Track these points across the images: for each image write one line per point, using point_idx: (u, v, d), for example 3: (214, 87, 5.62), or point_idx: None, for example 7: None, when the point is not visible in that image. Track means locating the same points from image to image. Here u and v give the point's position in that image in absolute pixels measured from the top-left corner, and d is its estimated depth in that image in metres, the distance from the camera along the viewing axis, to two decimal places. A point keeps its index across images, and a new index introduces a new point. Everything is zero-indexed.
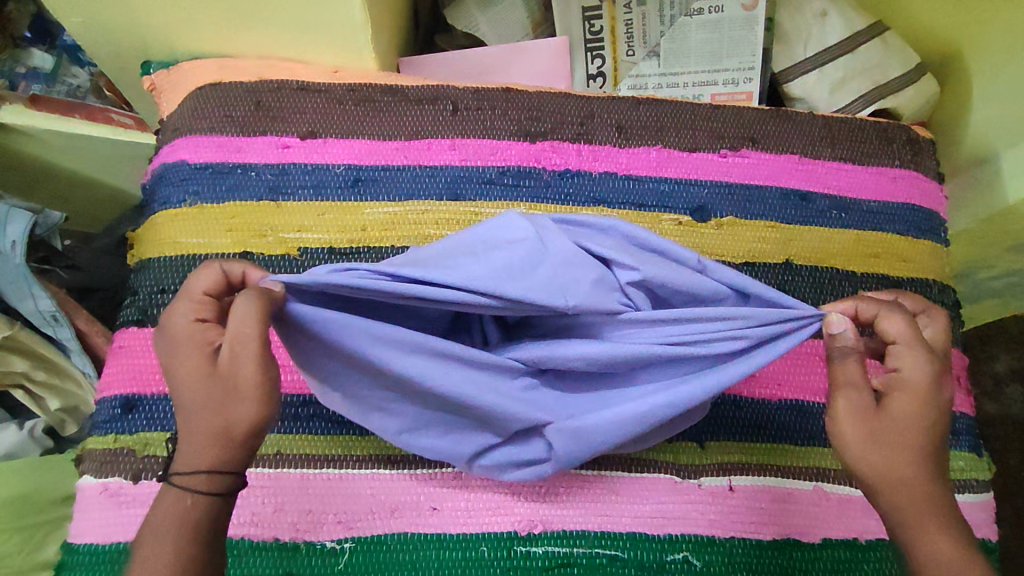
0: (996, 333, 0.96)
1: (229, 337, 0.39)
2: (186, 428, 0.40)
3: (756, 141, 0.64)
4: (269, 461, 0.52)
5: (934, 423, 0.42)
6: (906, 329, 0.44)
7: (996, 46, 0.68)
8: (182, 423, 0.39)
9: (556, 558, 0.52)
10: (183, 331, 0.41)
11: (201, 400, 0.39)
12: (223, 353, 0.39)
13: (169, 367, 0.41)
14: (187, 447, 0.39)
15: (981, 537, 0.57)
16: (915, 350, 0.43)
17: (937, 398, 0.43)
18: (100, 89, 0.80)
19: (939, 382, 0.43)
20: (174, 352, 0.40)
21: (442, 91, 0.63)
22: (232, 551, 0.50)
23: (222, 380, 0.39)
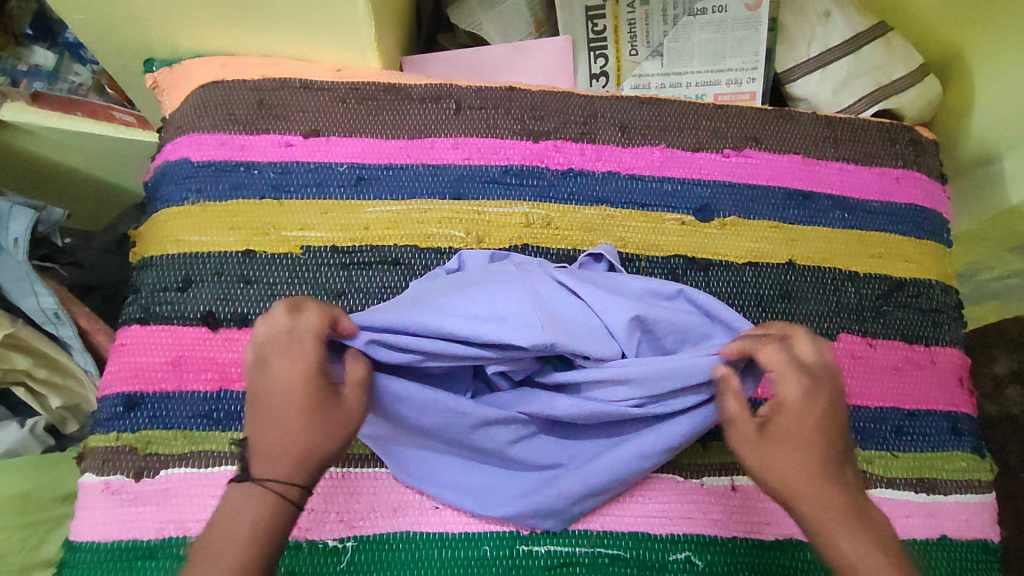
0: (995, 334, 0.97)
1: (351, 385, 0.44)
2: (284, 444, 0.40)
3: (759, 141, 0.64)
4: (354, 462, 0.52)
5: (819, 436, 0.42)
6: (784, 353, 0.44)
7: (1000, 45, 0.68)
8: (288, 439, 0.40)
9: (557, 557, 0.51)
10: (315, 364, 0.42)
11: (321, 425, 0.41)
12: (346, 394, 0.43)
13: (286, 391, 0.41)
14: (290, 465, 0.40)
15: (982, 537, 0.56)
16: (787, 374, 0.44)
17: (813, 412, 0.43)
18: (102, 87, 0.80)
19: (815, 397, 0.43)
20: (298, 381, 0.41)
21: (446, 90, 0.63)
22: (291, 552, 0.50)
23: (343, 414, 0.42)
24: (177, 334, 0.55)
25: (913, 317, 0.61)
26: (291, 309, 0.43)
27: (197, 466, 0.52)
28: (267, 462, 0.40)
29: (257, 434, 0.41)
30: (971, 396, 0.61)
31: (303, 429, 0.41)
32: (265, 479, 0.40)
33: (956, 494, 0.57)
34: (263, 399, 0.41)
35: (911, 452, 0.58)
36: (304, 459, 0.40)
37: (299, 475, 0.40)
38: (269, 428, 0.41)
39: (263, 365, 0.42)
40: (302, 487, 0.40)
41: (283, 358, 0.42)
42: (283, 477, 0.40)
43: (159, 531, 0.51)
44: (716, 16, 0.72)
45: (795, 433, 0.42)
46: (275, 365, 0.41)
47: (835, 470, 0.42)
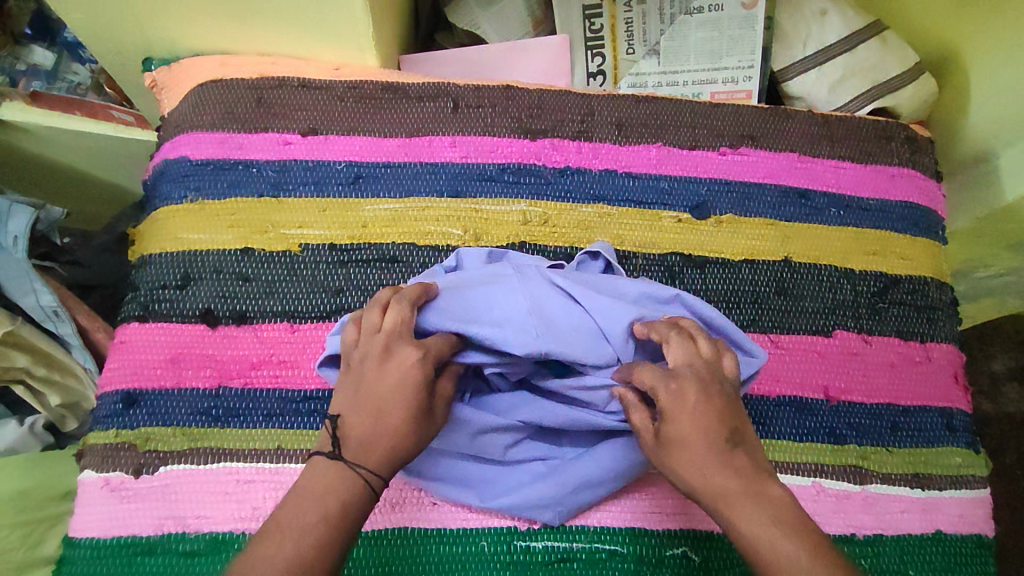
0: (993, 332, 0.97)
1: (441, 402, 0.45)
2: (377, 433, 0.42)
3: (755, 139, 0.64)
4: (270, 456, 0.52)
5: (696, 432, 0.41)
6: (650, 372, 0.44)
7: (995, 44, 0.69)
8: (381, 431, 0.42)
9: (556, 552, 0.52)
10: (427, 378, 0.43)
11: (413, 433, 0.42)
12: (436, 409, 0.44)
13: (397, 388, 0.42)
14: (379, 457, 0.42)
15: (978, 532, 0.57)
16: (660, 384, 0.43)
17: (687, 410, 0.41)
18: (100, 86, 0.80)
19: (683, 393, 0.42)
20: (409, 384, 0.42)
21: (443, 88, 0.63)
22: (362, 542, 0.51)
23: (433, 428, 0.44)
24: (176, 332, 0.56)
25: (909, 314, 0.62)
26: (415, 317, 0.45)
27: (197, 463, 0.52)
28: (359, 450, 0.42)
29: (355, 422, 0.42)
30: (966, 392, 0.62)
31: (397, 431, 0.42)
32: (356, 466, 0.41)
33: (951, 489, 0.58)
34: (370, 389, 0.42)
35: (906, 447, 0.58)
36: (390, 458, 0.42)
37: (384, 469, 0.42)
38: (368, 415, 0.42)
39: (381, 356, 0.43)
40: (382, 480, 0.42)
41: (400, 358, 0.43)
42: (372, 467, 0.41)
43: (158, 527, 0.51)
44: (713, 15, 0.72)
45: (681, 438, 0.41)
46: (393, 364, 0.43)
47: (722, 458, 0.41)
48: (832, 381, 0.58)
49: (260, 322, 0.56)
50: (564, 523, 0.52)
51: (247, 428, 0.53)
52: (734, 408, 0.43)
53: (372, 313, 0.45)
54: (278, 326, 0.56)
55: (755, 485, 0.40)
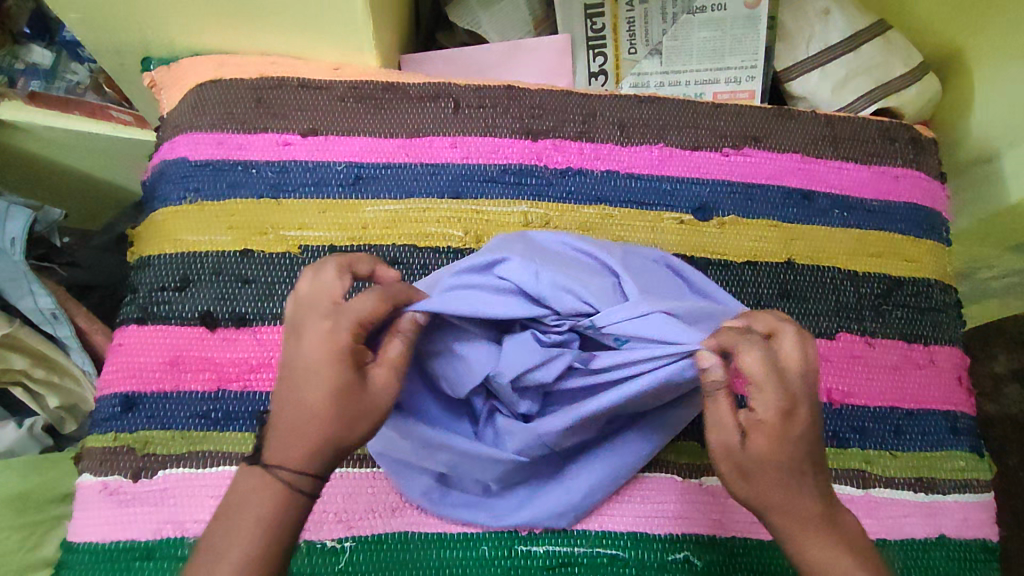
0: (996, 333, 0.97)
1: (385, 367, 0.41)
2: (299, 423, 0.38)
3: (758, 140, 0.64)
4: None
5: (792, 458, 0.39)
6: (763, 361, 0.38)
7: (999, 43, 0.68)
8: (302, 420, 0.38)
9: (556, 557, 0.51)
10: (345, 345, 0.39)
11: (340, 415, 0.38)
12: (375, 377, 0.40)
13: (315, 367, 0.38)
14: (306, 450, 0.38)
15: (981, 536, 0.56)
16: (770, 391, 0.38)
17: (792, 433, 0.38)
18: (99, 86, 0.79)
19: (797, 410, 0.39)
20: (324, 356, 0.38)
21: (444, 88, 0.63)
22: (361, 546, 0.51)
23: (369, 404, 0.39)
24: (174, 335, 0.55)
25: (913, 316, 0.61)
26: (347, 279, 0.42)
27: (196, 467, 0.52)
28: (279, 446, 0.38)
29: (280, 410, 0.39)
30: (971, 396, 0.61)
31: (322, 416, 0.38)
32: (277, 467, 0.37)
33: (955, 493, 0.57)
34: (292, 370, 0.39)
35: (909, 451, 0.57)
36: (321, 449, 0.38)
37: (315, 464, 0.38)
38: (289, 404, 0.38)
39: (300, 331, 0.40)
40: (316, 477, 0.38)
41: (316, 330, 0.39)
42: (294, 464, 0.37)
43: (157, 531, 0.51)
44: (715, 14, 0.72)
45: (769, 456, 0.39)
46: (307, 337, 0.39)
47: (808, 485, 0.39)
48: (836, 384, 0.58)
49: (259, 323, 0.56)
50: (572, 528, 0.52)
51: (248, 431, 0.53)
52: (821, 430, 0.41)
53: (306, 281, 0.42)
54: (278, 328, 0.56)
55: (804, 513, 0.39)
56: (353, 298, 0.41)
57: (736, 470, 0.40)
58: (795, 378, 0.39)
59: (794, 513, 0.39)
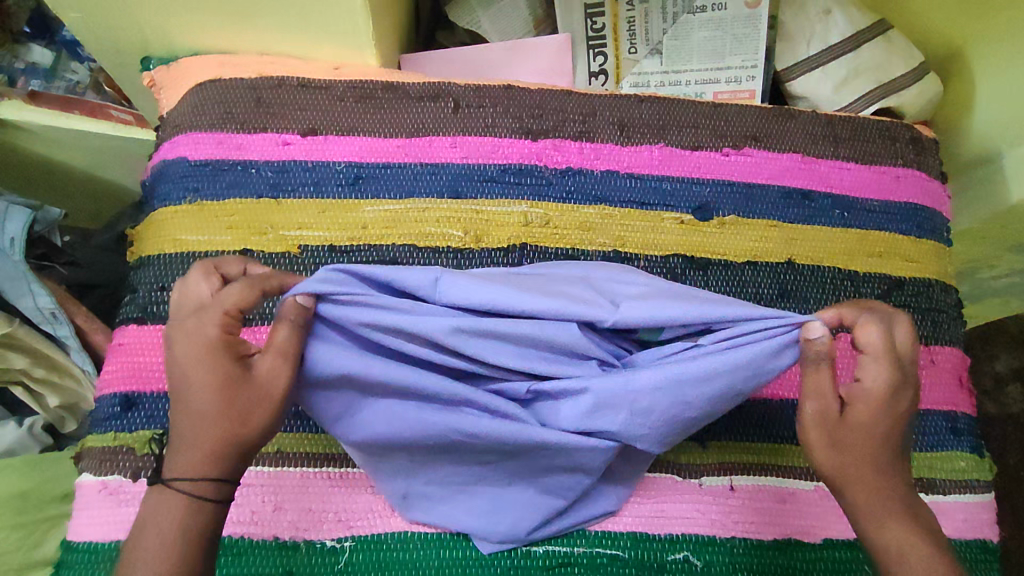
0: (996, 332, 0.96)
1: (273, 350, 0.40)
2: (193, 430, 0.39)
3: (759, 140, 0.64)
4: (269, 459, 0.52)
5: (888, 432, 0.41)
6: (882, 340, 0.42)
7: (1001, 43, 0.68)
8: (195, 427, 0.39)
9: (556, 557, 0.51)
10: (217, 341, 0.40)
11: (231, 411, 0.39)
12: (259, 366, 0.40)
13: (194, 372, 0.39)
14: (202, 458, 0.39)
15: (981, 536, 0.56)
16: (883, 362, 0.42)
17: (891, 410, 0.42)
18: (99, 85, 0.79)
19: (902, 389, 0.42)
20: (202, 354, 0.39)
21: (444, 88, 0.63)
22: (362, 546, 0.51)
23: (258, 393, 0.39)
24: None
25: (913, 316, 0.61)
26: (214, 280, 0.42)
27: None
28: (175, 457, 0.39)
29: (175, 425, 0.40)
30: (971, 396, 0.61)
31: (210, 417, 0.39)
32: (172, 480, 0.38)
33: (955, 494, 0.57)
34: (178, 384, 0.39)
35: (909, 451, 0.57)
36: (219, 451, 0.39)
37: (211, 468, 0.39)
38: (180, 416, 0.39)
39: (172, 340, 0.40)
40: (213, 481, 0.38)
41: (185, 331, 0.40)
42: (193, 472, 0.38)
43: None
44: (716, 14, 0.72)
45: (864, 425, 0.41)
46: (180, 343, 0.40)
47: (896, 463, 0.42)
48: None
49: (256, 323, 0.55)
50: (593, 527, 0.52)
51: None
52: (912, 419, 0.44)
53: (195, 287, 0.42)
54: None
55: None
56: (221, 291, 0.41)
57: (827, 435, 0.42)
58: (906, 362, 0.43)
59: (875, 489, 0.41)
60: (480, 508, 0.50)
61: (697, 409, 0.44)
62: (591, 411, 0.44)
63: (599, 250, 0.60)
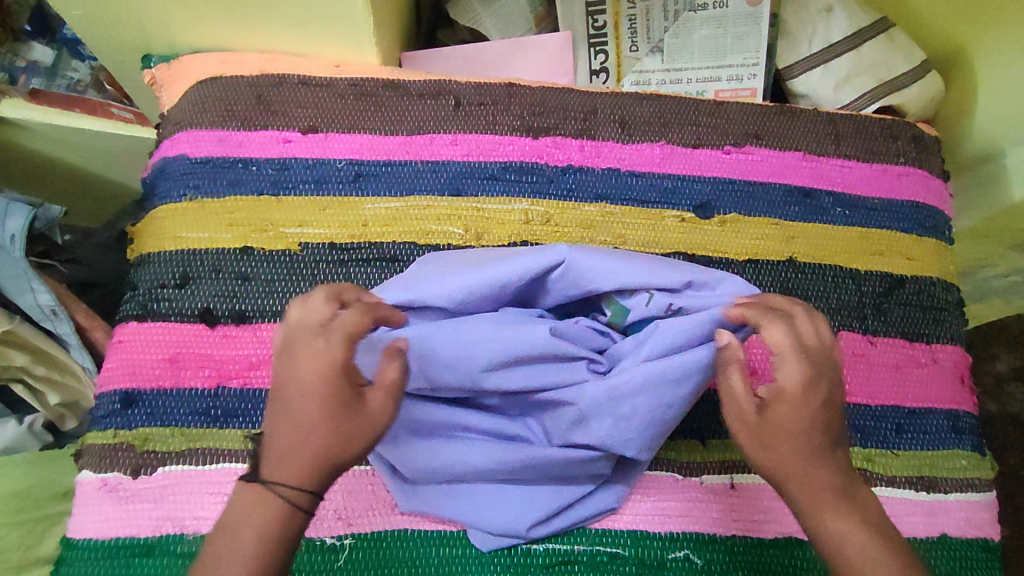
0: (997, 332, 0.96)
1: (380, 387, 0.40)
2: (299, 441, 0.38)
3: (760, 138, 0.64)
4: None
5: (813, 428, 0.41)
6: (788, 339, 0.42)
7: (1004, 42, 0.68)
8: (302, 439, 0.38)
9: (557, 555, 0.51)
10: (338, 364, 0.39)
11: (336, 434, 0.38)
12: (370, 398, 0.39)
13: (308, 387, 0.39)
14: (301, 471, 0.38)
15: (983, 535, 0.56)
16: (793, 360, 0.41)
17: (812, 404, 0.41)
18: (100, 84, 0.79)
19: (819, 384, 0.41)
20: (320, 371, 0.39)
21: (445, 86, 0.63)
22: (362, 543, 0.51)
23: (364, 425, 0.39)
24: (175, 331, 0.55)
25: (914, 315, 0.61)
26: (334, 304, 0.42)
27: (196, 464, 0.52)
28: (273, 463, 0.38)
29: (272, 430, 0.39)
30: (973, 394, 0.61)
31: (318, 434, 0.38)
32: (273, 485, 0.38)
33: (957, 492, 0.57)
34: (289, 394, 0.39)
35: (910, 450, 0.57)
36: (315, 468, 0.38)
37: (308, 482, 0.38)
38: (284, 424, 0.39)
39: (288, 351, 0.40)
40: (308, 493, 0.38)
41: (308, 345, 0.40)
42: (290, 482, 0.38)
43: (157, 528, 0.51)
44: (718, 11, 0.72)
45: (785, 424, 0.41)
46: (300, 355, 0.40)
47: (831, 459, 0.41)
48: None
49: (258, 320, 0.56)
50: (595, 525, 0.52)
51: (246, 428, 0.53)
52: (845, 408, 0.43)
53: (308, 303, 0.42)
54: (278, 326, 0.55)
55: (849, 496, 0.40)
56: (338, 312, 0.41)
57: (752, 437, 0.41)
58: (824, 355, 0.42)
59: (823, 488, 0.40)
60: (480, 510, 0.50)
61: (679, 412, 0.48)
62: (577, 421, 0.48)
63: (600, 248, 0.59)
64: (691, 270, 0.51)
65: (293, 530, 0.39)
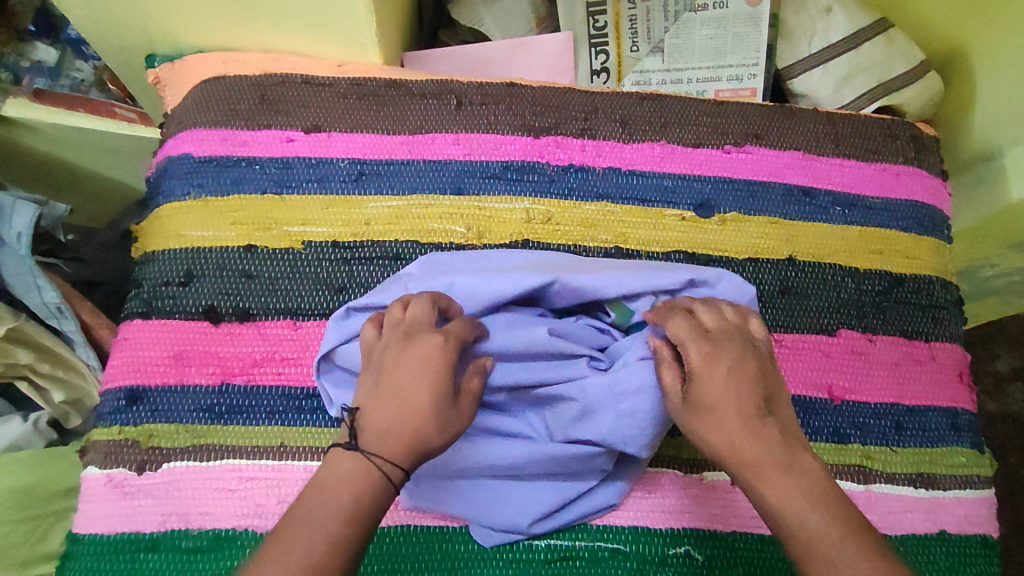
0: (996, 333, 0.97)
1: (468, 391, 0.44)
2: (400, 420, 0.42)
3: (760, 137, 0.64)
4: (274, 453, 0.53)
5: (730, 398, 0.43)
6: (687, 326, 0.46)
7: (1002, 41, 0.68)
8: (405, 418, 0.42)
9: (558, 551, 0.52)
10: (446, 362, 0.43)
11: (434, 419, 0.42)
12: (462, 397, 0.43)
13: (417, 375, 0.43)
14: (399, 447, 0.41)
15: (981, 532, 0.57)
16: (693, 343, 0.45)
17: (718, 375, 0.43)
18: (104, 84, 0.80)
19: (719, 357, 0.44)
20: (428, 365, 0.43)
21: (448, 86, 0.63)
22: None
23: (459, 421, 0.43)
24: (179, 329, 0.56)
25: (912, 313, 0.61)
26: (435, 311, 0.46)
27: (200, 460, 0.52)
28: (377, 436, 0.41)
29: (373, 408, 0.42)
30: (971, 392, 0.61)
31: (420, 417, 0.42)
32: (374, 456, 0.41)
33: (955, 489, 0.57)
34: (397, 378, 0.43)
35: (909, 446, 0.58)
36: (412, 448, 0.41)
37: (404, 460, 0.41)
38: (389, 404, 0.42)
39: (402, 341, 0.44)
40: (402, 470, 0.41)
41: (421, 338, 0.44)
42: (390, 456, 0.41)
43: (161, 524, 0.51)
44: (717, 12, 0.72)
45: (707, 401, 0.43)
46: (413, 346, 0.44)
47: (759, 427, 0.42)
48: (836, 380, 0.58)
49: (262, 318, 0.56)
50: (597, 522, 0.52)
51: (251, 425, 0.53)
52: (768, 376, 0.45)
53: (397, 308, 0.47)
54: (281, 324, 0.56)
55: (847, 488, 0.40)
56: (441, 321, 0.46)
57: (688, 424, 0.44)
58: (720, 332, 0.46)
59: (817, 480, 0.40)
60: (483, 504, 0.51)
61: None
62: (579, 417, 0.49)
63: (600, 246, 0.60)
64: (689, 273, 0.52)
65: (376, 508, 0.40)
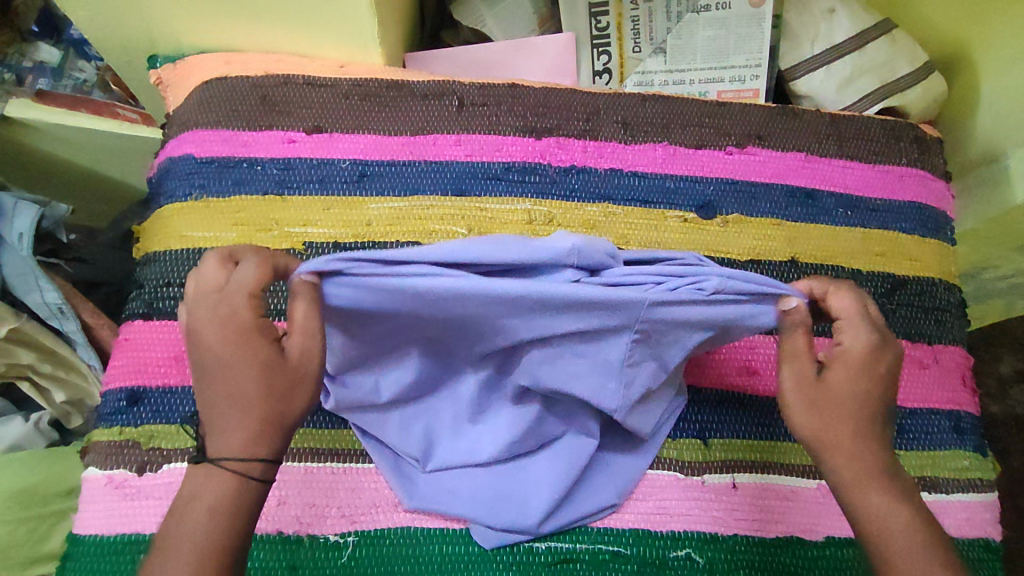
0: (1000, 335, 0.96)
1: (298, 329, 0.39)
2: (231, 412, 0.37)
3: (762, 139, 0.64)
4: None
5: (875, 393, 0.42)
6: (853, 307, 0.43)
7: (1006, 43, 0.68)
8: (235, 409, 0.37)
9: (559, 553, 0.51)
10: (249, 322, 0.38)
11: (268, 393, 0.37)
12: (289, 346, 0.39)
13: (222, 354, 0.38)
14: (245, 437, 0.37)
15: (984, 535, 0.56)
16: (859, 326, 0.42)
17: (876, 367, 0.42)
18: (106, 84, 0.80)
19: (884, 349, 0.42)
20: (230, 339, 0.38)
21: (450, 86, 0.63)
22: (366, 540, 0.51)
23: (294, 375, 0.38)
24: (179, 329, 0.56)
25: (916, 315, 0.61)
26: (229, 264, 0.39)
27: None
28: (216, 436, 0.37)
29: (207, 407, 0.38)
30: (975, 396, 0.61)
31: (250, 399, 0.37)
32: (218, 459, 0.37)
33: (958, 493, 0.57)
34: (209, 366, 0.38)
35: (912, 450, 0.57)
36: (262, 433, 0.37)
37: (258, 447, 0.37)
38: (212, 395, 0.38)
39: (192, 324, 0.38)
40: (263, 460, 0.37)
41: (211, 314, 0.38)
42: (236, 453, 0.37)
43: (161, 525, 0.51)
44: (720, 12, 0.72)
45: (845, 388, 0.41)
46: (203, 326, 0.38)
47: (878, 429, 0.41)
48: None
49: None
50: (597, 523, 0.52)
51: None
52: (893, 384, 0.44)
53: (194, 282, 0.39)
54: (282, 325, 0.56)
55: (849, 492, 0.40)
56: (235, 272, 0.39)
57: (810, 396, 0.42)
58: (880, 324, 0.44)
59: None
60: (485, 503, 0.50)
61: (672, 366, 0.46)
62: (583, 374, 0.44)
63: None
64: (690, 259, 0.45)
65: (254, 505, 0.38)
